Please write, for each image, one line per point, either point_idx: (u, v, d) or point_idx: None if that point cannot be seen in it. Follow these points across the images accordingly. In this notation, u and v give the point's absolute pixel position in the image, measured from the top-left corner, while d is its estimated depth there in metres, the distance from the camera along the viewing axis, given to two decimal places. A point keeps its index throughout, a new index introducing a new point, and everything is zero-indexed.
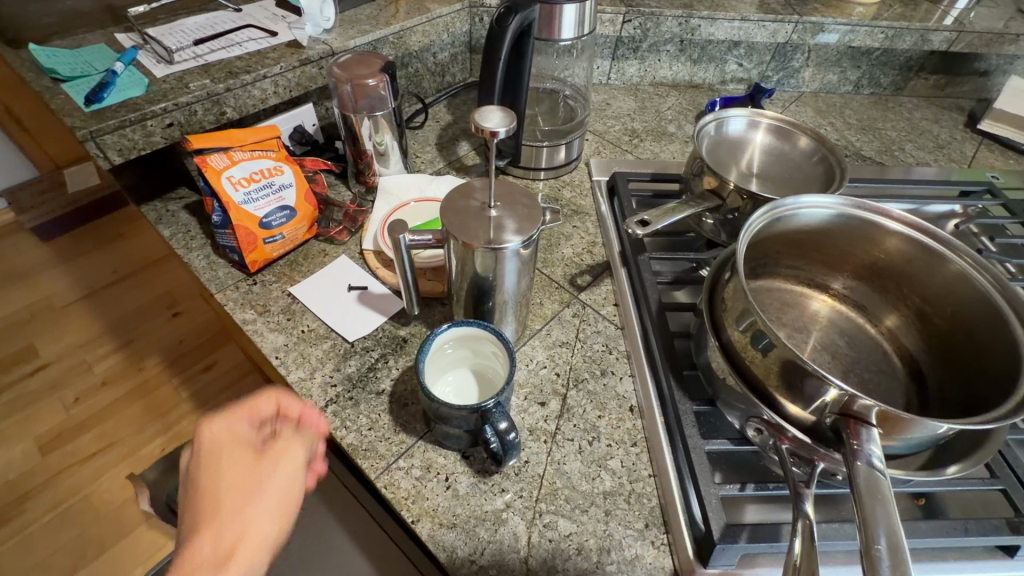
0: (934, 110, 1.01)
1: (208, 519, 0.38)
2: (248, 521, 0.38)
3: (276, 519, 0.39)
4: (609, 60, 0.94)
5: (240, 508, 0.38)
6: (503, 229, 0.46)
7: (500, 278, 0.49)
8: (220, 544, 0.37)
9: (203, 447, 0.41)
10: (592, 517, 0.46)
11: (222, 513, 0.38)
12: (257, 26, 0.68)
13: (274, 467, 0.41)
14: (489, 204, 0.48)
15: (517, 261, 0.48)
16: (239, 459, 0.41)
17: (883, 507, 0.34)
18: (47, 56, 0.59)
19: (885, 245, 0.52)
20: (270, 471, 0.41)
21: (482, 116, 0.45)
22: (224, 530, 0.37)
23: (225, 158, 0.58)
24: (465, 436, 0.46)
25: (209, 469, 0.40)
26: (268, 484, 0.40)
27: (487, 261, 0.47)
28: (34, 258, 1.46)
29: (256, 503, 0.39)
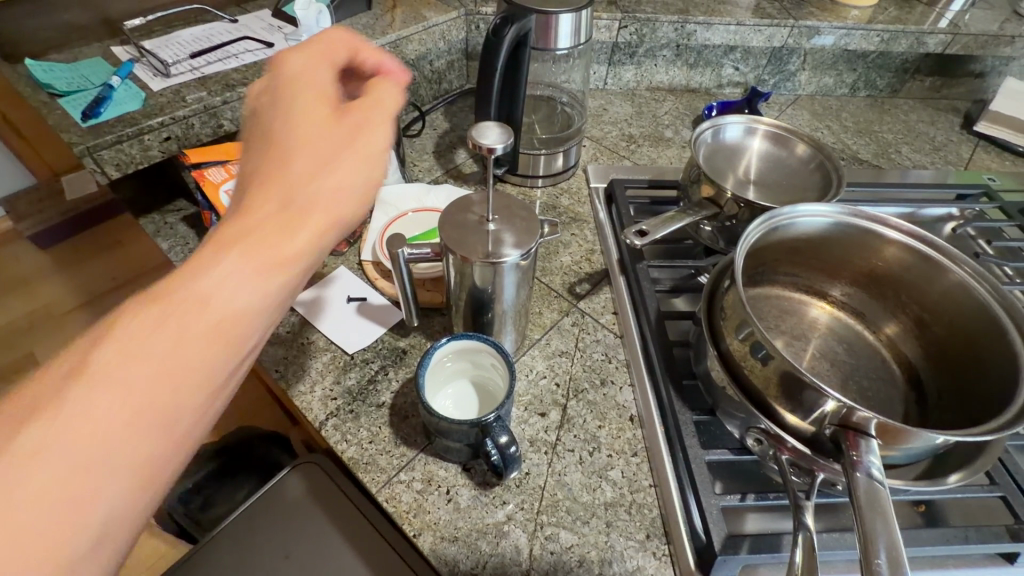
0: (930, 112, 1.01)
1: (259, 188, 0.30)
2: (242, 288, 0.28)
3: (329, 218, 0.31)
4: (606, 65, 0.94)
5: (304, 166, 0.31)
6: (501, 243, 0.46)
7: (498, 290, 0.49)
8: (187, 309, 0.27)
9: (291, 77, 0.34)
10: (593, 529, 0.46)
11: (291, 175, 0.31)
12: (253, 38, 0.68)
13: (361, 134, 0.33)
14: (487, 218, 0.48)
15: (515, 275, 0.48)
16: (322, 96, 0.34)
17: (883, 520, 0.34)
18: (43, 70, 0.59)
19: (884, 253, 0.52)
20: (358, 141, 0.33)
21: (480, 132, 0.46)
22: (183, 320, 0.27)
23: (223, 172, 0.58)
24: (466, 449, 0.46)
25: (309, 67, 0.35)
26: (352, 147, 0.33)
27: (484, 274, 0.47)
28: (34, 266, 1.47)
29: (325, 169, 0.32)
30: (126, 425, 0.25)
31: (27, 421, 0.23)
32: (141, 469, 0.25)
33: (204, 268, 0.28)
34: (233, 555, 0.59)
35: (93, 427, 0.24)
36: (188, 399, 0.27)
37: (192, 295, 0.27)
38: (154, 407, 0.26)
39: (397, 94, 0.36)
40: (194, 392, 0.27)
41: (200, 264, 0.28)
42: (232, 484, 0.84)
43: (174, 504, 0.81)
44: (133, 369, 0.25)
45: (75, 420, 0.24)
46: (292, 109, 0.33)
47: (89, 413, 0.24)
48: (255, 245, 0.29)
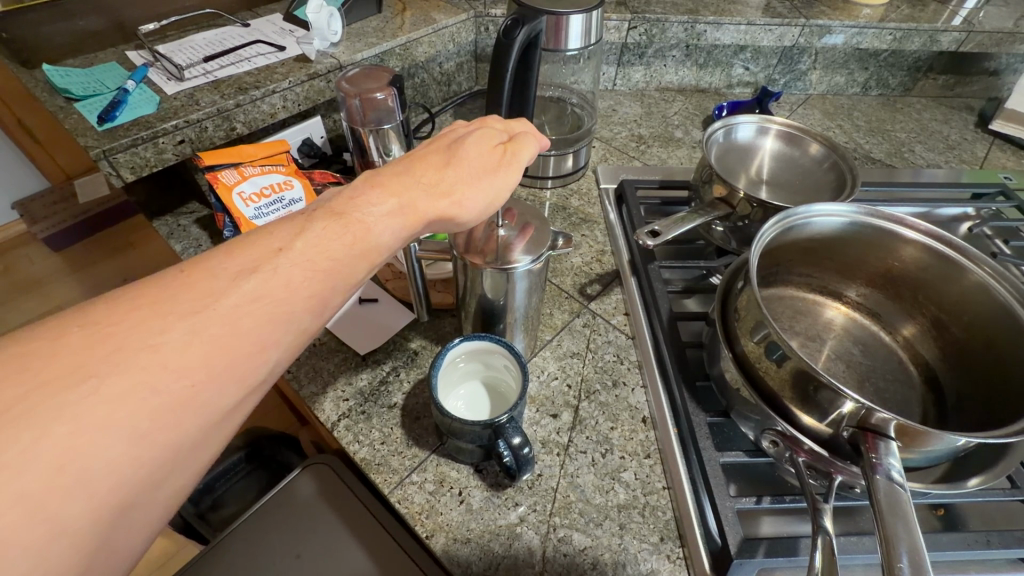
0: (944, 111, 1.00)
1: (419, 174, 0.37)
2: (383, 233, 0.33)
3: (457, 215, 0.38)
4: (615, 66, 0.94)
5: (459, 170, 0.38)
6: (512, 248, 0.46)
7: (508, 294, 0.49)
8: (335, 240, 0.31)
9: (462, 126, 0.43)
10: (606, 531, 0.46)
11: (442, 177, 0.37)
12: (265, 41, 0.69)
13: (502, 169, 0.40)
14: (497, 223, 0.47)
15: (525, 279, 0.48)
16: (485, 133, 0.42)
17: (904, 523, 0.34)
18: (59, 75, 0.60)
19: (901, 254, 0.51)
20: (497, 170, 0.40)
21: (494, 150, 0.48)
22: (331, 246, 0.31)
23: (236, 174, 0.59)
24: (478, 450, 0.46)
25: (474, 124, 0.44)
26: (490, 171, 0.40)
27: (493, 279, 0.47)
28: (46, 268, 1.49)
29: (464, 179, 0.38)
30: (279, 316, 0.29)
31: (208, 290, 0.27)
32: (275, 356, 0.29)
33: (365, 207, 0.33)
34: (246, 554, 0.59)
35: (258, 313, 0.28)
36: (314, 313, 0.31)
37: (344, 228, 0.32)
38: (298, 309, 0.29)
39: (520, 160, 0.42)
40: (320, 308, 0.31)
41: (366, 203, 0.33)
42: (242, 483, 0.84)
43: (185, 503, 0.82)
44: (291, 274, 0.29)
45: (245, 301, 0.28)
46: (454, 139, 0.41)
47: (257, 300, 0.28)
48: (406, 204, 0.35)
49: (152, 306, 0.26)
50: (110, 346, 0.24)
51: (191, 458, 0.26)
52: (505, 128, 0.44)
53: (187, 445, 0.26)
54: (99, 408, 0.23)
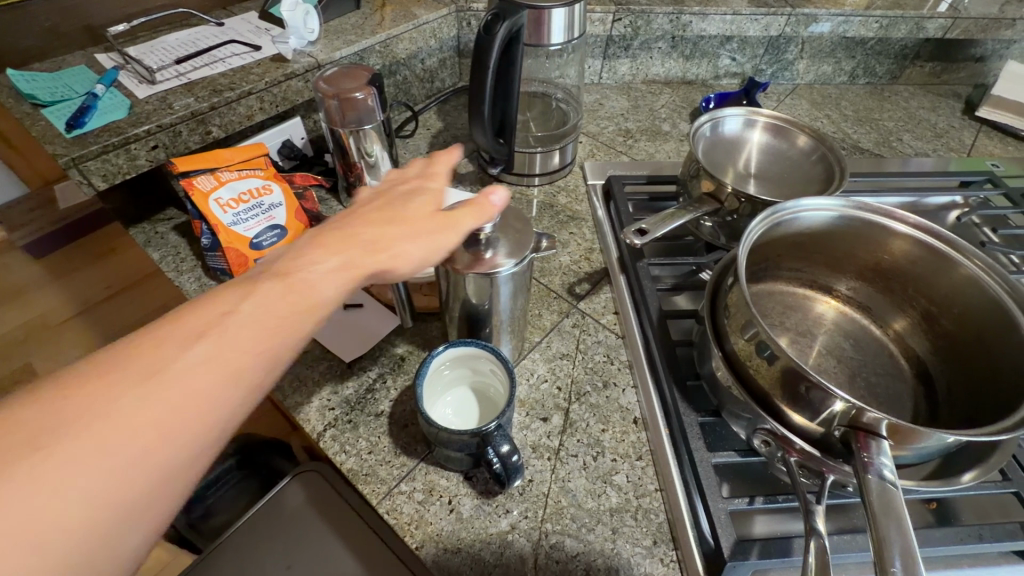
0: (930, 98, 1.00)
1: (357, 232, 0.35)
2: (322, 289, 0.32)
3: (399, 270, 0.36)
4: (601, 59, 0.92)
5: (400, 226, 0.36)
6: (494, 251, 0.45)
7: (489, 298, 0.48)
8: (281, 299, 0.30)
9: (405, 180, 0.41)
10: (599, 536, 0.45)
11: (387, 234, 0.36)
12: (239, 41, 0.67)
13: (443, 222, 0.38)
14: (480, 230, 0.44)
15: (507, 285, 0.47)
16: (430, 191, 0.40)
17: (898, 526, 0.33)
18: (25, 81, 0.58)
19: (891, 247, 0.50)
20: (441, 223, 0.38)
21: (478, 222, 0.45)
22: (268, 310, 0.29)
23: (212, 179, 0.57)
24: (467, 458, 0.45)
25: (419, 181, 0.41)
26: (432, 225, 0.38)
27: (471, 282, 0.46)
28: (27, 276, 1.46)
29: (404, 233, 0.36)
30: (227, 377, 0.27)
31: (153, 358, 0.26)
32: (222, 415, 0.27)
33: (310, 264, 0.32)
34: (238, 566, 0.59)
35: (205, 376, 0.27)
36: (264, 369, 0.29)
37: (290, 287, 0.30)
38: (246, 370, 0.28)
39: (480, 213, 0.40)
40: (272, 364, 0.29)
41: (314, 260, 0.32)
42: (233, 491, 0.83)
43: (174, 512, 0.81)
44: (239, 338, 0.28)
45: (191, 366, 0.26)
46: (397, 198, 0.39)
47: (206, 363, 0.27)
48: (352, 260, 0.33)
49: (101, 377, 0.25)
50: (60, 417, 0.24)
51: (145, 520, 0.25)
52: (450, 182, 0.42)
53: (138, 510, 0.25)
54: (48, 478, 0.23)
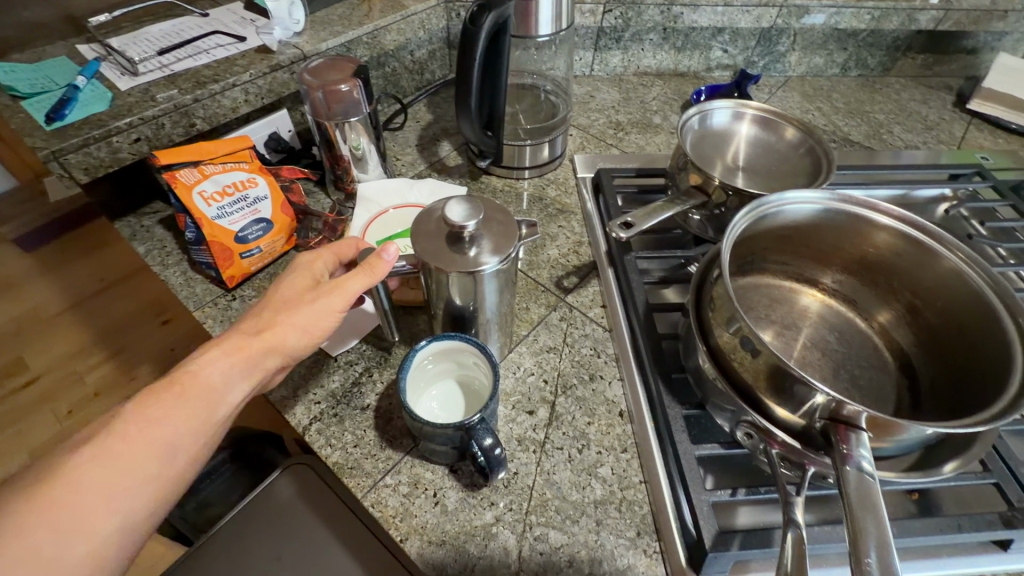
0: (922, 91, 1.00)
1: (250, 324, 0.41)
2: (220, 378, 0.38)
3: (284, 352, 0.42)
4: (591, 51, 0.92)
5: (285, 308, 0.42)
6: (477, 249, 0.45)
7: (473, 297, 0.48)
8: (178, 398, 0.36)
9: (297, 257, 0.47)
10: (583, 528, 0.45)
11: (272, 323, 0.41)
12: (224, 32, 0.66)
13: (322, 294, 0.43)
14: (461, 225, 0.44)
15: (492, 283, 0.47)
16: (307, 269, 0.45)
17: (874, 517, 0.33)
18: (5, 72, 0.57)
19: (875, 239, 0.51)
20: (322, 296, 0.43)
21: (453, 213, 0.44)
22: (171, 408, 0.36)
23: (196, 173, 0.57)
24: (452, 451, 0.45)
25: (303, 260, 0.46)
26: (314, 299, 0.43)
27: (452, 281, 0.45)
28: (17, 268, 1.45)
29: (289, 318, 0.42)
30: (128, 471, 0.33)
31: (64, 465, 0.32)
32: (127, 504, 0.33)
33: (204, 363, 0.38)
34: (227, 559, 0.59)
35: (108, 471, 0.33)
36: (165, 458, 0.34)
37: (187, 386, 0.37)
38: (150, 461, 0.34)
39: (370, 275, 0.45)
40: (175, 452, 0.35)
41: (207, 360, 0.38)
42: (224, 484, 0.83)
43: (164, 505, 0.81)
44: (138, 434, 0.34)
45: (96, 465, 0.32)
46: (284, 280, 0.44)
47: (106, 461, 0.33)
48: (241, 353, 0.39)
49: (24, 485, 0.31)
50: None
51: None
52: (336, 254, 0.47)
53: None
54: None
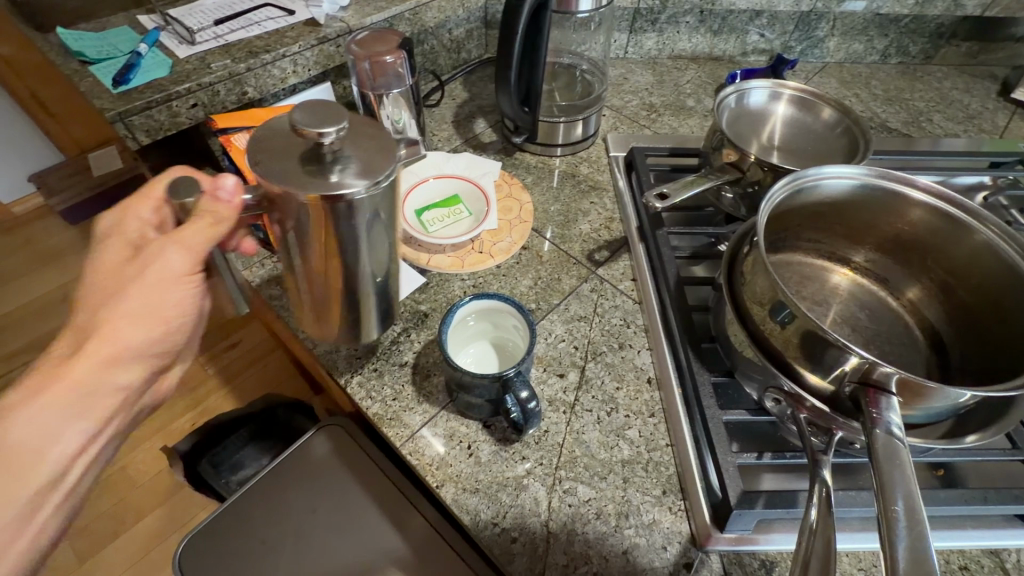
0: (965, 79, 0.98)
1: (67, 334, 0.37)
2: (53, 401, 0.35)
3: (113, 365, 0.37)
4: (627, 33, 0.92)
5: (101, 309, 0.37)
6: (339, 171, 0.33)
7: (342, 240, 0.36)
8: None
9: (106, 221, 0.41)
10: (611, 485, 0.47)
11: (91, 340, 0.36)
12: (275, 5, 0.69)
13: (137, 271, 0.37)
14: (315, 132, 0.32)
15: (367, 218, 0.36)
16: (125, 239, 0.39)
17: (901, 473, 0.34)
18: (74, 39, 0.60)
19: (910, 217, 0.51)
20: (141, 275, 0.37)
21: (301, 117, 0.32)
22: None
23: (248, 138, 0.60)
24: (487, 405, 0.47)
25: (116, 223, 0.40)
26: (130, 284, 0.37)
27: (303, 215, 0.34)
28: (65, 240, 1.52)
29: (112, 319, 0.37)
30: None
31: None
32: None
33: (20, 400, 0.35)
34: (265, 508, 0.62)
35: None
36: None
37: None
38: None
39: (209, 220, 0.35)
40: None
41: (26, 394, 0.35)
42: None
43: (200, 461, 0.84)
44: None
45: None
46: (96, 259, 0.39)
47: None
48: (61, 384, 0.35)
49: None
50: None
51: None
52: (154, 205, 0.40)
53: None
54: None
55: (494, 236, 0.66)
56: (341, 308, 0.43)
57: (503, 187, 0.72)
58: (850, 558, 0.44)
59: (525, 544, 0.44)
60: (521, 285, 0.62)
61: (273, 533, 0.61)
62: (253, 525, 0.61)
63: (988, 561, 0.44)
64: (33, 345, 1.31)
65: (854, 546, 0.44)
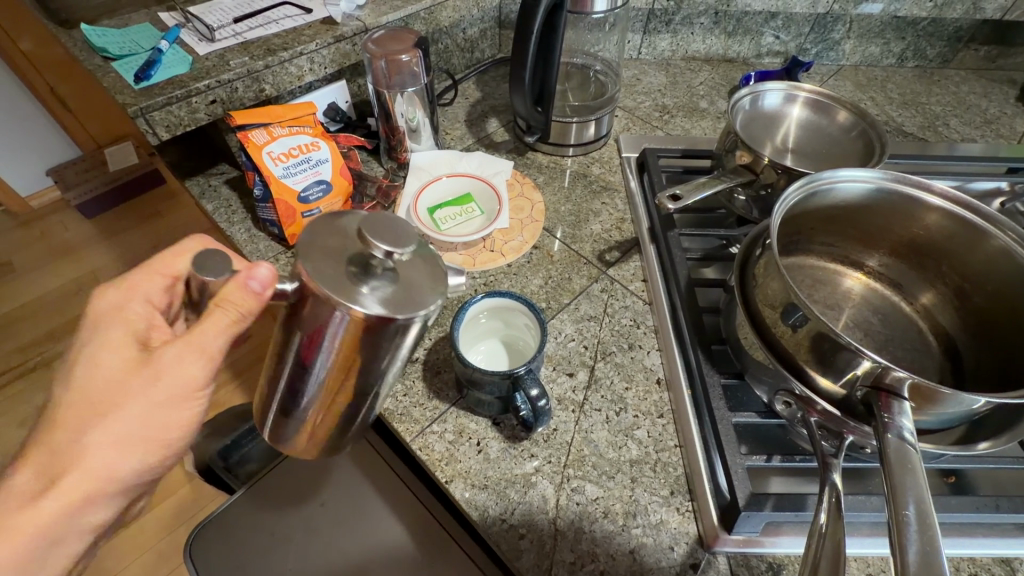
0: (982, 84, 0.97)
1: (51, 431, 0.35)
2: (36, 519, 0.34)
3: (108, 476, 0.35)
4: (641, 34, 0.92)
5: (89, 419, 0.35)
6: (375, 288, 0.30)
7: (358, 366, 0.33)
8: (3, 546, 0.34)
9: (115, 284, 0.39)
10: (618, 484, 0.47)
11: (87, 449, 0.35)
12: (292, 4, 0.69)
13: (138, 377, 0.35)
14: (376, 247, 0.30)
15: (400, 344, 0.33)
16: (131, 319, 0.37)
17: (912, 479, 0.34)
18: (97, 36, 0.61)
19: (924, 221, 0.50)
20: (139, 390, 0.35)
21: (373, 224, 0.30)
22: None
23: (265, 134, 0.61)
24: (497, 402, 0.48)
25: (129, 292, 0.38)
26: (123, 397, 0.35)
27: (332, 328, 0.31)
28: (80, 234, 1.55)
29: (105, 430, 0.35)
30: None
31: None
32: None
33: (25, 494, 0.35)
34: (273, 501, 0.63)
35: None
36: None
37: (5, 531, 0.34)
38: None
39: (238, 308, 0.33)
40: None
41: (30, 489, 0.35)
42: None
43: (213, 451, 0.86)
44: None
45: None
46: (88, 337, 0.37)
47: None
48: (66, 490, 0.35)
49: None
50: None
51: None
52: (166, 279, 0.39)
53: None
54: None
55: (505, 235, 0.66)
56: (319, 436, 0.38)
57: (515, 186, 0.72)
58: (857, 563, 0.44)
59: (533, 541, 0.44)
60: (532, 285, 0.62)
61: (280, 527, 0.61)
62: (262, 517, 0.62)
63: (999, 570, 0.43)
64: (48, 336, 1.34)
65: (862, 551, 0.43)
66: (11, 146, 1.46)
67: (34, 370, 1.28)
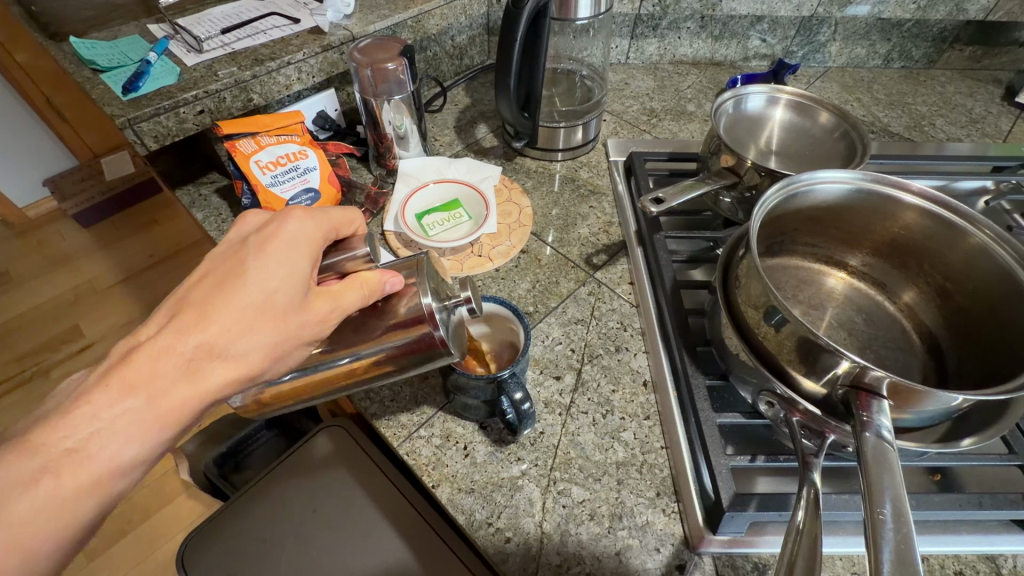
0: (968, 84, 0.97)
1: (220, 310, 0.34)
2: (188, 399, 0.33)
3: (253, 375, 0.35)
4: (628, 39, 0.93)
5: (264, 324, 0.35)
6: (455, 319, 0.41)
7: (373, 374, 0.41)
8: (151, 410, 0.32)
9: (288, 209, 0.38)
10: (604, 486, 0.47)
11: (250, 345, 0.34)
12: (280, 14, 0.70)
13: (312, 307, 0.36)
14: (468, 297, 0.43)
15: (422, 366, 0.41)
16: (306, 246, 0.37)
17: (889, 476, 0.34)
18: (86, 48, 0.62)
19: (904, 220, 0.51)
20: (307, 321, 0.36)
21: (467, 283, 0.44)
22: (146, 400, 0.32)
23: (253, 144, 0.61)
24: (483, 406, 0.48)
25: (307, 222, 0.38)
26: (296, 318, 0.36)
27: (391, 343, 0.39)
28: (76, 244, 1.55)
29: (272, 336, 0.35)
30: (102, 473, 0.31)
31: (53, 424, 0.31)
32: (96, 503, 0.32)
33: (180, 358, 0.33)
34: (266, 507, 0.63)
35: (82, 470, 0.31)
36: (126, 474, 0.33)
37: (159, 392, 0.32)
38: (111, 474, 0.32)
39: (367, 289, 0.38)
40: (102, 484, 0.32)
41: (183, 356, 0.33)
42: None
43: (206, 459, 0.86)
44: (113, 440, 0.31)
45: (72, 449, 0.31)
46: (275, 250, 0.36)
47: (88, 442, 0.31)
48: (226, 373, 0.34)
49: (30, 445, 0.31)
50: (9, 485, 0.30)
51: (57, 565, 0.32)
52: (333, 231, 0.39)
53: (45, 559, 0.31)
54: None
55: (493, 239, 0.67)
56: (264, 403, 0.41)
57: (503, 192, 0.73)
58: (843, 561, 0.44)
59: (519, 545, 0.44)
60: (519, 289, 0.62)
61: (272, 533, 0.61)
62: (255, 523, 0.62)
63: (983, 566, 0.44)
64: (47, 345, 1.35)
65: (848, 550, 0.44)
66: (7, 157, 1.47)
67: (32, 379, 1.28)
